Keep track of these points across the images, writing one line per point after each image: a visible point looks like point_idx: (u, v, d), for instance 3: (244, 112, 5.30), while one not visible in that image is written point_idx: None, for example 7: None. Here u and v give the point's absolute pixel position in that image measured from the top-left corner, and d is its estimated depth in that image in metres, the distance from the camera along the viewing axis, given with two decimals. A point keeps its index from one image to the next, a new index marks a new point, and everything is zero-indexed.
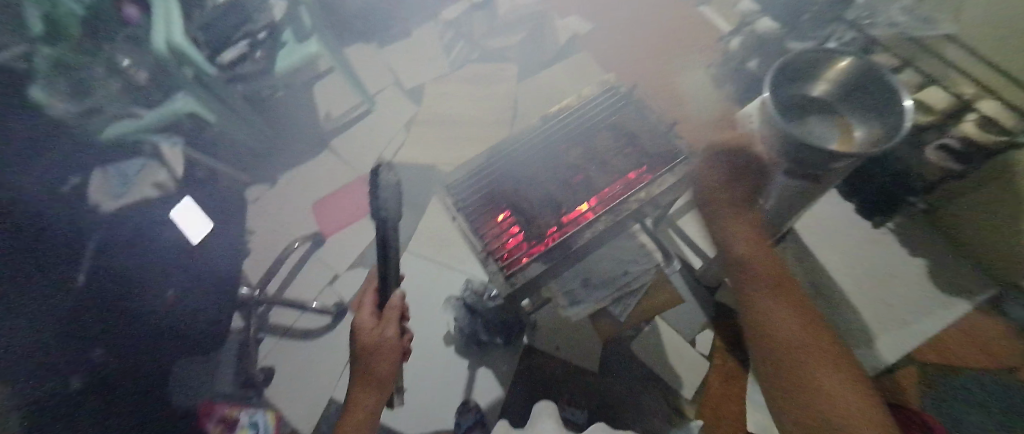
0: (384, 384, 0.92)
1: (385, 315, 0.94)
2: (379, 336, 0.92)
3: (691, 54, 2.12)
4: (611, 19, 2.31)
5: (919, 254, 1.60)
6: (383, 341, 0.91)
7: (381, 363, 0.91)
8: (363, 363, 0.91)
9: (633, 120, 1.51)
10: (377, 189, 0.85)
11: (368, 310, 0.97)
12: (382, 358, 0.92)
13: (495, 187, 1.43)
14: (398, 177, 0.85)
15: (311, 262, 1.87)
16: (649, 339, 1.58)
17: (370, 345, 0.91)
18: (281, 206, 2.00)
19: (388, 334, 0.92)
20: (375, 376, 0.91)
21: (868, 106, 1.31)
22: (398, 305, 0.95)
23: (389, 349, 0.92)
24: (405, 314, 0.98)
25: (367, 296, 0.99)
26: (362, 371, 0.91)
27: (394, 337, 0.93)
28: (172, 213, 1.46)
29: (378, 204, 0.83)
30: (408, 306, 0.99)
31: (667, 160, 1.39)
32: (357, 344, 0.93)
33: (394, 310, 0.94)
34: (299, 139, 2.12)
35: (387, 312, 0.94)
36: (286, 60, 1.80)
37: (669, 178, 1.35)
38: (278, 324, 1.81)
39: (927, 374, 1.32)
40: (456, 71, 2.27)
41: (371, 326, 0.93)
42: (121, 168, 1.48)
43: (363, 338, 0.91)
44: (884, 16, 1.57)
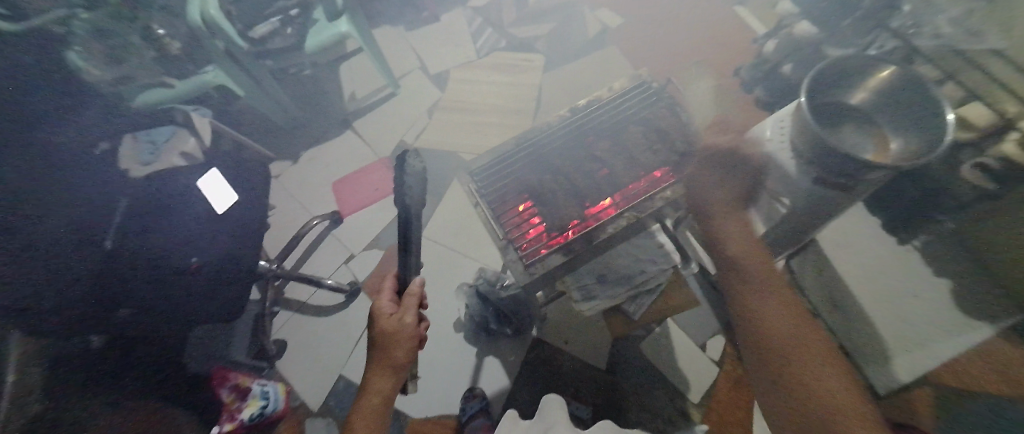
0: (400, 371, 0.93)
1: (404, 302, 0.96)
2: (398, 322, 0.93)
3: (723, 55, 2.07)
4: (644, 13, 2.27)
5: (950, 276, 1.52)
6: (401, 327, 0.93)
7: (397, 349, 0.92)
8: (380, 348, 0.93)
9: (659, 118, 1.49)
10: (403, 172, 0.93)
11: (387, 296, 0.99)
12: (400, 344, 0.92)
13: (519, 178, 1.47)
14: (423, 163, 0.96)
15: (329, 240, 1.90)
16: (659, 341, 1.58)
17: (388, 330, 0.92)
18: (301, 183, 2.02)
19: (407, 320, 0.93)
20: (390, 362, 0.92)
21: (907, 118, 1.27)
22: (417, 292, 0.97)
23: (407, 336, 0.93)
24: (424, 302, 1.00)
25: (386, 281, 1.01)
26: (379, 355, 0.93)
27: (412, 324, 0.94)
28: (199, 181, 1.26)
29: (401, 187, 0.92)
30: (427, 294, 1.00)
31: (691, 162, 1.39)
32: (375, 329, 0.94)
33: (413, 297, 0.96)
34: (324, 119, 2.17)
35: (406, 298, 0.96)
36: (316, 39, 1.83)
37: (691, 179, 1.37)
38: (294, 299, 1.85)
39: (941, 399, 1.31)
40: (482, 58, 2.26)
41: (390, 312, 0.95)
42: (151, 133, 1.47)
43: (383, 322, 0.93)
44: (930, 25, 1.49)
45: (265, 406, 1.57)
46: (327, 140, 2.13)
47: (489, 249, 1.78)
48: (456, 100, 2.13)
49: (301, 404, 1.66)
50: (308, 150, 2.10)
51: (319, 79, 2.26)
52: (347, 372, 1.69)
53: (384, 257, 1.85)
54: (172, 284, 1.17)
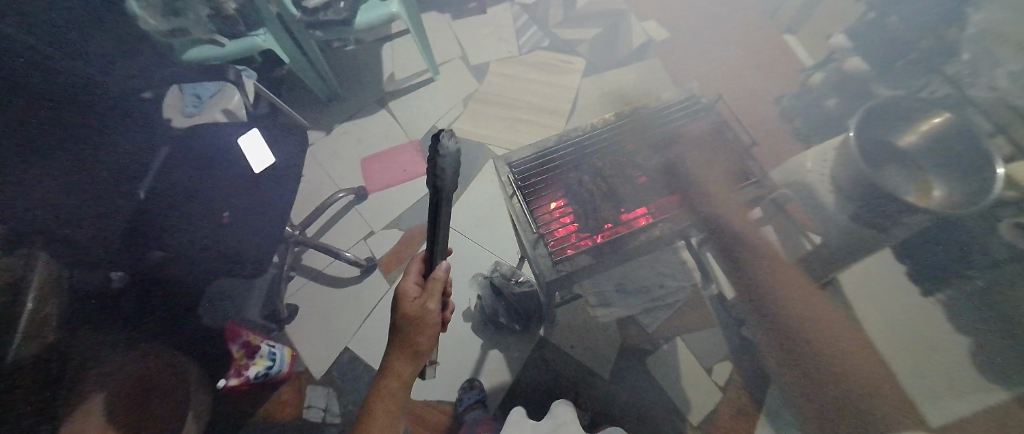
0: (418, 355, 0.96)
1: (428, 288, 0.97)
2: (422, 307, 0.95)
3: (768, 79, 2.03)
4: (692, 29, 2.25)
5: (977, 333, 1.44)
6: (425, 312, 0.95)
7: (420, 333, 0.95)
8: (403, 329, 0.95)
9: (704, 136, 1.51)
10: (438, 159, 0.80)
11: (413, 279, 1.00)
12: (422, 328, 0.95)
13: (557, 177, 1.51)
14: (458, 144, 0.82)
15: (352, 214, 1.93)
16: (667, 358, 1.56)
17: (411, 314, 0.94)
18: (332, 155, 2.05)
19: (429, 306, 0.95)
20: (410, 344, 0.95)
21: (953, 166, 1.25)
22: (443, 277, 0.99)
23: (430, 321, 0.95)
24: (447, 288, 1.02)
25: (413, 265, 1.02)
26: (401, 338, 0.95)
27: (435, 310, 0.96)
28: (240, 139, 1.31)
29: (437, 178, 0.81)
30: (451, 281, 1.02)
31: (723, 187, 1.40)
32: (399, 312, 0.96)
33: (438, 282, 0.97)
34: (362, 96, 2.20)
35: (431, 284, 0.97)
36: (367, 15, 1.85)
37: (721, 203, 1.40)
38: (310, 266, 1.87)
39: None
40: (524, 54, 2.28)
41: (414, 296, 0.96)
42: (198, 87, 1.49)
43: (406, 306, 0.95)
44: (988, 77, 1.46)
45: (271, 367, 1.56)
46: (362, 115, 2.16)
47: (508, 244, 1.79)
48: (493, 93, 2.15)
49: (305, 369, 1.67)
50: (341, 123, 2.13)
51: (361, 56, 2.30)
52: (353, 344, 1.71)
53: (405, 237, 1.88)
54: (189, 242, 1.23)
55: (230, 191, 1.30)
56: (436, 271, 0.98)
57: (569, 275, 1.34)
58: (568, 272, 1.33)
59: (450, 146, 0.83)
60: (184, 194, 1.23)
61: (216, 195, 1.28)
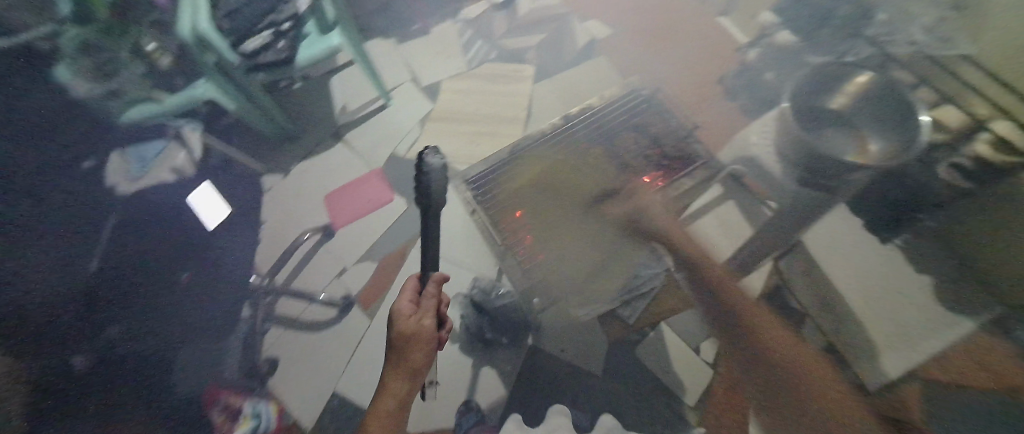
0: (416, 372, 0.94)
1: (422, 304, 0.97)
2: (417, 324, 0.93)
3: (709, 60, 2.12)
4: (630, 23, 2.31)
5: (924, 270, 1.54)
6: (420, 330, 0.93)
7: (416, 350, 0.93)
8: (399, 349, 0.92)
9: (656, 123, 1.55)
10: (425, 174, 0.96)
11: (407, 296, 0.98)
12: (418, 346, 0.93)
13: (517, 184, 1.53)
14: (443, 159, 0.97)
15: (320, 253, 1.87)
16: (654, 345, 1.59)
17: (406, 332, 0.92)
18: (291, 194, 1.98)
19: (427, 322, 0.94)
20: (408, 362, 0.93)
21: (885, 120, 1.32)
22: (435, 294, 0.99)
23: (425, 338, 0.93)
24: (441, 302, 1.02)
25: (407, 281, 1.01)
26: (397, 356, 0.93)
27: (430, 327, 0.94)
28: (189, 197, 1.66)
29: (427, 192, 0.96)
30: (445, 295, 1.03)
31: (679, 169, 1.46)
32: (392, 330, 0.93)
33: (430, 299, 0.98)
34: (315, 131, 2.17)
35: (425, 300, 0.98)
36: (310, 52, 1.85)
37: (686, 181, 1.44)
38: (285, 314, 1.73)
39: (928, 391, 1.27)
40: (473, 69, 2.30)
41: (409, 313, 0.94)
42: (142, 150, 1.64)
43: (400, 324, 0.93)
44: (903, 34, 1.67)
45: (257, 426, 1.50)
46: (318, 151, 2.12)
47: (484, 258, 1.78)
48: (450, 111, 2.17)
49: (293, 422, 1.56)
50: (299, 162, 2.08)
51: (309, 91, 2.26)
52: (340, 386, 1.63)
53: (380, 269, 1.85)
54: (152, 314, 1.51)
55: None
56: (429, 286, 0.99)
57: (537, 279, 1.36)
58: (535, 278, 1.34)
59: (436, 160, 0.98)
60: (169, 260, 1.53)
61: None
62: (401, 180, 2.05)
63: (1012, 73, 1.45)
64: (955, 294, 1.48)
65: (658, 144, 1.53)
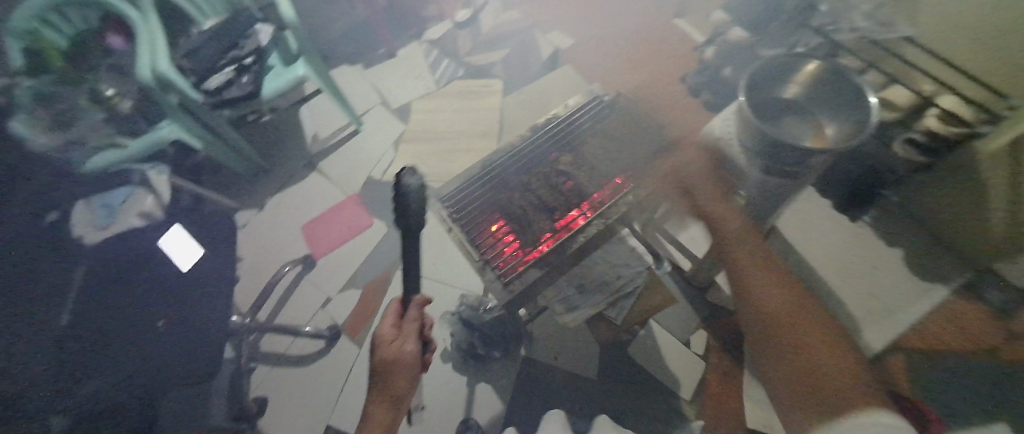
0: (399, 399, 0.94)
1: (404, 328, 0.97)
2: (399, 349, 0.94)
3: (670, 62, 2.19)
4: (591, 32, 2.38)
5: (896, 245, 1.70)
6: (402, 355, 0.94)
7: (399, 375, 0.93)
8: (381, 376, 0.94)
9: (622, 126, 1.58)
10: (404, 196, 0.86)
11: (390, 320, 0.98)
12: (401, 371, 0.93)
13: (494, 195, 1.39)
14: (420, 179, 0.87)
15: (303, 285, 1.85)
16: (645, 343, 1.61)
17: (388, 358, 0.93)
18: (267, 229, 1.96)
19: (407, 347, 0.94)
20: (390, 389, 0.94)
21: (837, 106, 1.36)
22: (418, 317, 0.99)
23: (408, 363, 0.94)
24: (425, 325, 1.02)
25: (389, 305, 1.01)
26: (380, 383, 0.94)
27: (413, 351, 0.95)
28: (161, 239, 1.52)
29: (405, 213, 0.86)
30: (428, 318, 1.03)
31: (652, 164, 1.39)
32: (375, 357, 0.94)
33: (414, 322, 0.98)
34: (288, 163, 2.15)
35: (407, 324, 0.97)
36: (274, 84, 1.85)
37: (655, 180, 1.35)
38: (271, 352, 1.73)
39: (911, 361, 1.43)
40: (442, 88, 2.32)
41: (391, 338, 0.95)
42: (108, 196, 1.53)
43: (383, 350, 0.93)
44: (847, 21, 1.60)
45: None
46: (292, 182, 2.11)
47: (470, 274, 1.79)
48: (422, 131, 2.18)
49: None
50: (272, 196, 2.05)
51: (278, 123, 2.24)
52: (335, 420, 1.60)
53: (364, 296, 1.82)
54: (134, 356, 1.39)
55: None
56: (409, 310, 0.98)
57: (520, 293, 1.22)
58: (519, 291, 1.21)
59: (413, 179, 0.88)
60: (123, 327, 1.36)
61: None
62: (379, 204, 2.04)
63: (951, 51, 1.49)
64: (929, 266, 1.64)
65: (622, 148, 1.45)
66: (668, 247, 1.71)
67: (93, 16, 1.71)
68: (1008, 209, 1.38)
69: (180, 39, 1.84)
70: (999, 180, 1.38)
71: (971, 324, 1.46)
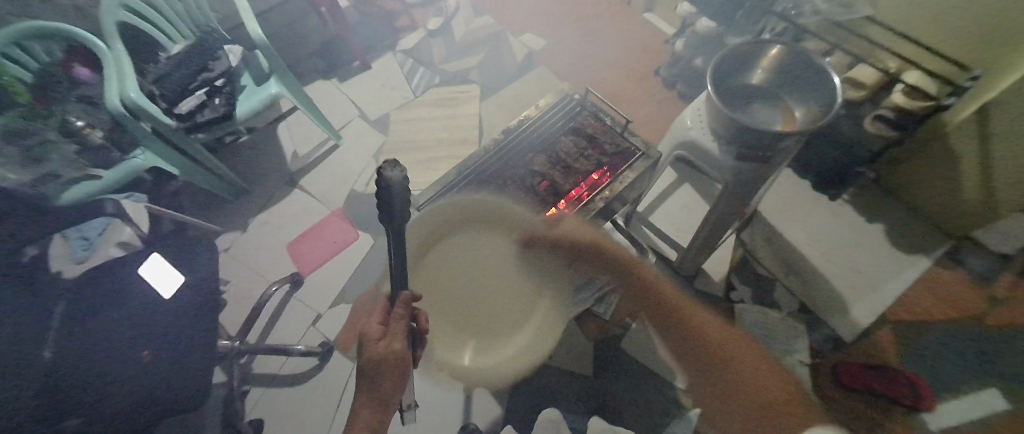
0: (387, 398, 0.95)
1: (392, 327, 0.96)
2: (386, 349, 0.93)
3: (642, 57, 2.23)
4: (563, 31, 2.41)
5: (875, 220, 1.75)
6: (389, 354, 0.93)
7: (386, 375, 0.93)
8: (369, 374, 0.93)
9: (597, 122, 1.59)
10: (386, 191, 0.82)
11: (376, 319, 0.97)
12: (388, 370, 0.93)
13: (471, 203, 1.39)
14: (404, 171, 0.82)
15: (293, 304, 1.84)
16: (637, 336, 1.63)
17: (376, 357, 0.92)
18: (252, 250, 1.96)
19: (395, 346, 0.93)
20: (378, 387, 0.94)
21: (805, 88, 1.36)
22: (405, 315, 0.98)
23: (396, 362, 0.94)
24: (413, 321, 1.02)
25: (377, 303, 1.00)
26: (368, 383, 0.94)
27: (400, 350, 0.94)
28: (140, 269, 1.41)
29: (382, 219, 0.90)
30: (417, 313, 1.03)
31: (626, 158, 1.41)
32: (362, 356, 0.94)
33: (401, 320, 0.96)
34: (269, 182, 2.14)
35: (395, 322, 0.97)
36: (247, 104, 1.81)
37: (630, 174, 1.39)
38: (264, 373, 1.72)
39: (901, 332, 1.52)
40: (420, 96, 2.32)
41: (378, 337, 0.94)
42: (84, 229, 1.55)
43: (370, 349, 0.93)
44: (808, 4, 1.57)
45: None
46: (275, 201, 2.09)
47: None
48: (402, 141, 2.18)
49: None
50: (256, 215, 2.05)
51: (258, 144, 2.23)
52: None
53: (354, 310, 1.81)
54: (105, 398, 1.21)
55: (148, 325, 1.30)
56: (398, 308, 0.97)
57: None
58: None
59: (397, 173, 0.82)
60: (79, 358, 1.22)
61: (136, 335, 1.27)
62: (365, 217, 2.03)
63: (911, 29, 1.52)
64: (910, 239, 1.70)
65: (594, 143, 1.46)
66: (652, 238, 1.74)
67: (57, 50, 1.70)
68: (979, 179, 1.47)
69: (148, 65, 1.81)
70: (973, 152, 1.44)
71: (950, 291, 1.59)
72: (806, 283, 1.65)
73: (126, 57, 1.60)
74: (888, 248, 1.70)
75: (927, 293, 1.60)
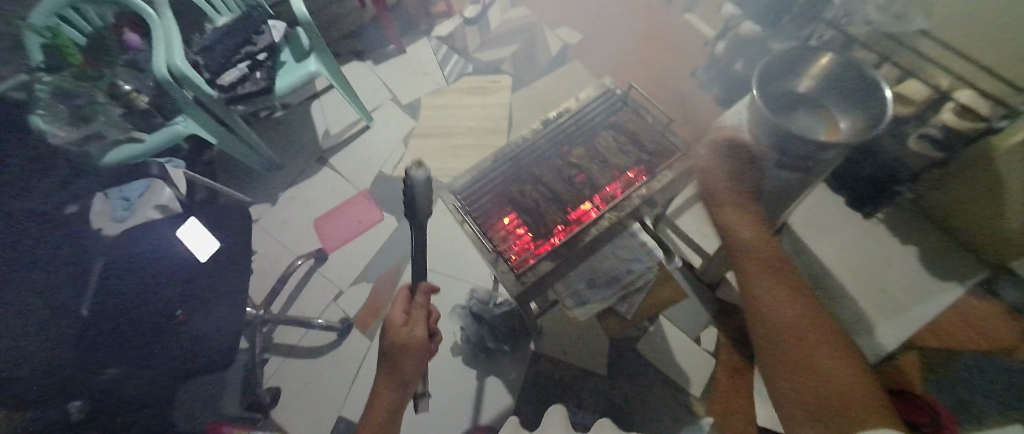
0: (407, 382, 0.97)
1: (413, 315, 1.04)
2: (408, 334, 1.00)
3: (678, 59, 2.20)
4: (599, 27, 2.38)
5: (908, 242, 1.70)
6: (413, 339, 0.99)
7: (408, 359, 0.97)
8: (391, 357, 0.98)
9: (636, 121, 1.47)
10: (410, 187, 1.04)
11: (400, 307, 1.05)
12: (409, 355, 0.98)
13: (506, 190, 1.39)
14: (426, 172, 1.05)
15: (315, 279, 1.88)
16: (654, 339, 1.63)
17: (400, 341, 0.98)
18: (279, 224, 2.02)
19: (417, 332, 1.00)
20: (400, 372, 0.97)
21: (851, 99, 1.33)
22: (424, 305, 1.06)
23: (418, 347, 0.99)
24: (430, 316, 1.08)
25: (399, 294, 1.08)
26: (391, 364, 0.98)
27: (422, 336, 1.01)
28: (178, 232, 1.42)
29: (413, 204, 1.06)
30: (436, 309, 1.10)
31: (665, 155, 1.37)
32: (385, 341, 1.00)
33: (422, 310, 1.05)
34: (299, 158, 2.19)
35: (415, 312, 1.04)
36: (285, 80, 1.86)
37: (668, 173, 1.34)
38: (284, 343, 1.76)
39: (926, 357, 1.45)
40: (451, 84, 2.34)
41: (401, 323, 1.01)
42: (126, 191, 1.55)
43: (394, 333, 0.99)
44: (859, 16, 1.56)
45: None
46: (304, 178, 2.14)
47: (479, 269, 1.82)
48: (431, 127, 2.21)
49: None
50: (286, 190, 2.10)
51: (292, 119, 2.29)
52: (346, 411, 1.62)
53: (374, 290, 1.84)
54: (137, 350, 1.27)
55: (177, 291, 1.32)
56: (418, 298, 1.06)
57: (533, 285, 1.23)
58: (532, 283, 1.22)
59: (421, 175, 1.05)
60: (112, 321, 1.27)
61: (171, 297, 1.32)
62: (390, 200, 2.05)
63: (972, 45, 1.44)
64: (943, 264, 1.65)
65: (636, 140, 1.42)
66: (676, 242, 1.74)
67: (109, 15, 1.77)
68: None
69: (194, 35, 1.86)
70: (1018, 178, 1.38)
71: (987, 319, 1.50)
72: (832, 302, 1.63)
73: (175, 24, 1.65)
74: (920, 271, 1.65)
75: (960, 321, 1.52)
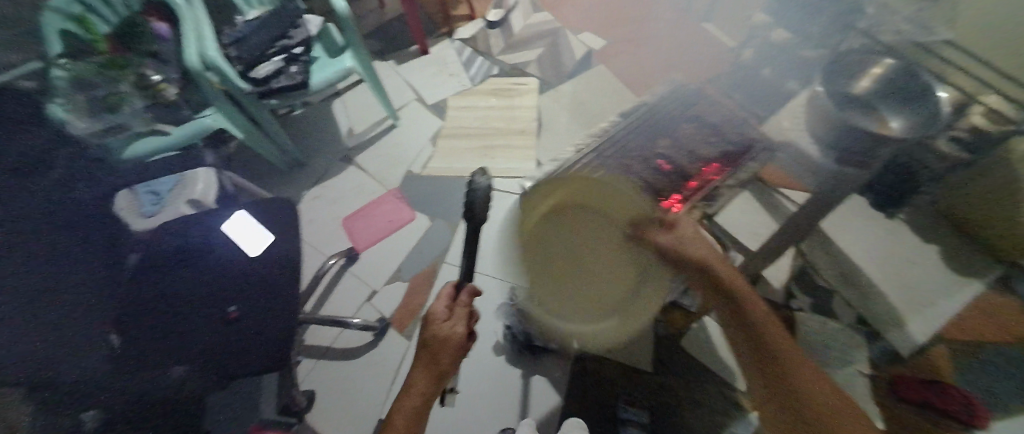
0: (443, 374, 0.91)
1: (456, 310, 0.95)
2: (450, 329, 0.92)
3: (699, 67, 2.28)
4: (620, 34, 2.44)
5: (929, 241, 1.79)
6: (454, 335, 0.91)
7: (445, 354, 0.91)
8: (428, 348, 0.91)
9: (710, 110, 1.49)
10: (470, 192, 0.98)
11: (444, 300, 0.97)
12: (448, 350, 0.91)
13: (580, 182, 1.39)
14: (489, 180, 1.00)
15: (346, 279, 1.83)
16: (697, 336, 1.65)
17: (440, 334, 0.91)
18: (306, 222, 1.96)
19: (459, 328, 0.92)
20: (438, 363, 0.90)
21: None
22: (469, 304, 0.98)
23: (456, 343, 0.91)
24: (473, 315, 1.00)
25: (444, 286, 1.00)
26: (429, 355, 0.91)
27: (463, 333, 0.93)
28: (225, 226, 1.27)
29: (470, 209, 0.99)
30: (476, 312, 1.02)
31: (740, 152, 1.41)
32: (424, 332, 0.93)
33: (464, 306, 0.96)
34: (322, 156, 2.13)
35: (459, 307, 0.96)
36: (321, 75, 1.79)
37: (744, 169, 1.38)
38: (317, 345, 1.70)
39: (953, 353, 1.56)
40: (477, 85, 2.34)
41: (443, 317, 0.93)
42: (156, 183, 1.54)
43: (435, 327, 0.92)
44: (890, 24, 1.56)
45: None
46: (328, 176, 2.08)
47: None
48: (459, 127, 2.19)
49: None
50: (310, 188, 2.05)
51: (315, 117, 2.23)
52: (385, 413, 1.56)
53: (409, 289, 1.80)
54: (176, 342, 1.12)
55: (207, 286, 1.20)
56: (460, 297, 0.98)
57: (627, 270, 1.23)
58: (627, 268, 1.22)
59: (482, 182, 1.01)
60: (145, 319, 1.13)
61: (209, 288, 1.20)
62: (421, 199, 2.02)
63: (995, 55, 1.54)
64: (961, 262, 1.74)
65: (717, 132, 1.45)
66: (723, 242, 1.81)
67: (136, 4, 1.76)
68: None
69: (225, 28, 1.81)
70: None
71: (1007, 313, 1.62)
72: (864, 296, 1.69)
73: (206, 17, 1.61)
74: (942, 268, 1.74)
75: (981, 315, 1.62)
